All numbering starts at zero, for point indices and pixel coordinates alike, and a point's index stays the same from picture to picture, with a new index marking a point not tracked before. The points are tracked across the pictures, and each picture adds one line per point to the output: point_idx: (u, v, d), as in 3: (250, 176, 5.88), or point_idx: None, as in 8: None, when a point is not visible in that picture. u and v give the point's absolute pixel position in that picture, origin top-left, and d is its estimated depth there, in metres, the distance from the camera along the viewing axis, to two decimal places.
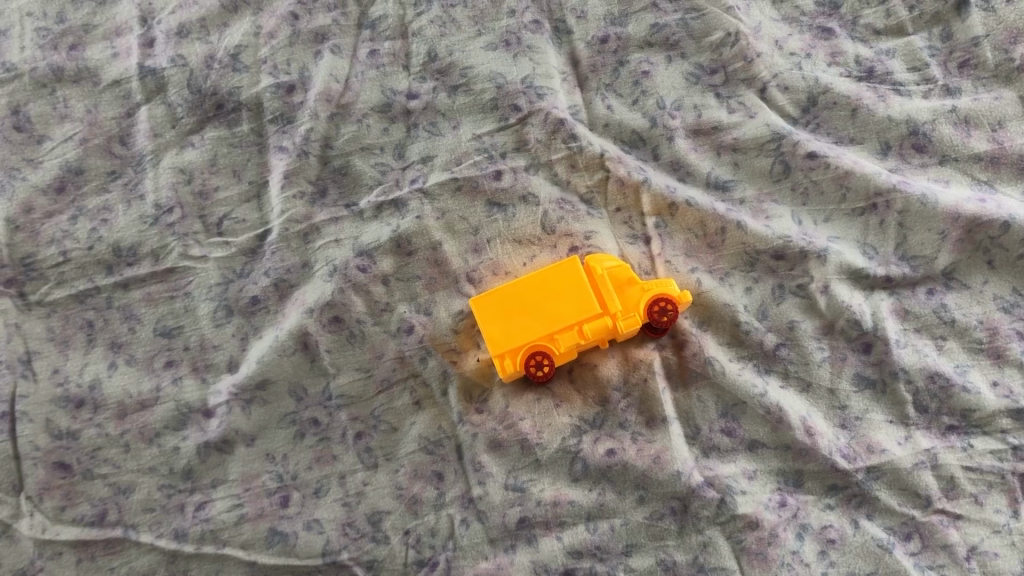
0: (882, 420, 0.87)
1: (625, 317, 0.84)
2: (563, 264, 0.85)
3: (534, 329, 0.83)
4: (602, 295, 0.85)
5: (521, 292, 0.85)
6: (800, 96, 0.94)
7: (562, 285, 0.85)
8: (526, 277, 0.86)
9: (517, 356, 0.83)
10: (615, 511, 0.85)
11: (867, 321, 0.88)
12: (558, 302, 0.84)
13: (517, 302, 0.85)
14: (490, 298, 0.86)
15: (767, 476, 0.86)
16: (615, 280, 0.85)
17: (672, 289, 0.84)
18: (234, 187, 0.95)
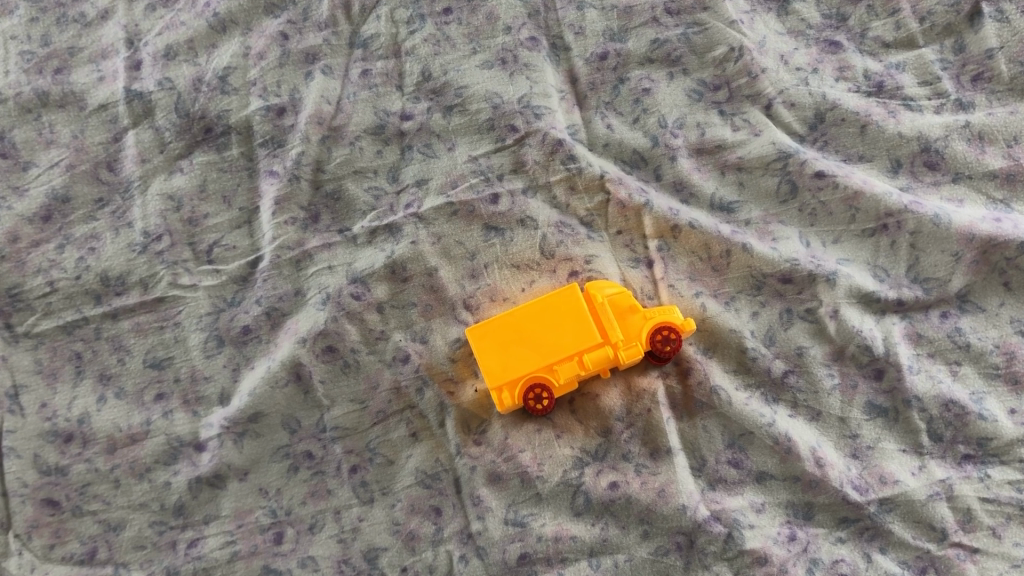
0: (895, 449, 0.84)
1: (626, 347, 0.81)
2: (562, 292, 0.82)
3: (532, 360, 0.81)
4: (602, 324, 0.82)
5: (519, 321, 0.82)
6: (806, 112, 0.91)
7: (561, 313, 0.82)
8: (524, 306, 0.83)
9: (514, 389, 0.80)
10: (619, 547, 0.82)
11: (878, 346, 0.85)
12: (558, 331, 0.81)
13: (515, 332, 0.82)
14: (487, 327, 0.83)
15: (776, 509, 0.83)
16: (615, 307, 0.82)
17: (675, 317, 0.81)
18: (225, 214, 0.93)
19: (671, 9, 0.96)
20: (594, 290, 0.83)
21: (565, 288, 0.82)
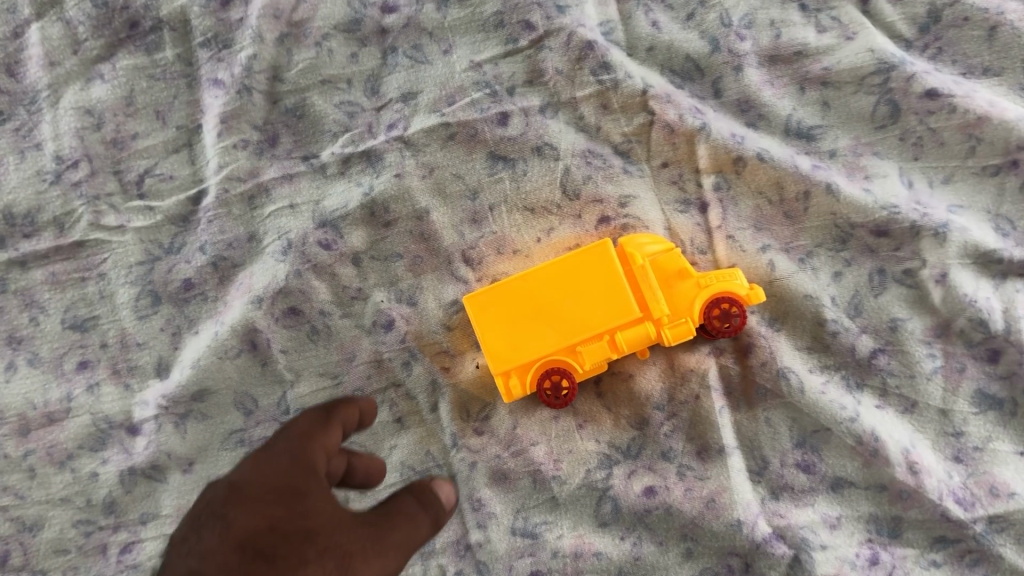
0: (1010, 451, 0.65)
1: (672, 322, 0.62)
2: (590, 249, 0.63)
3: (548, 339, 0.63)
4: (642, 292, 0.63)
5: (531, 287, 0.63)
6: (917, 9, 0.68)
7: (589, 278, 0.63)
8: (539, 267, 0.64)
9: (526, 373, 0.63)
10: (654, 568, 0.66)
11: (996, 321, 0.65)
12: (583, 302, 0.62)
13: (525, 302, 0.63)
14: (487, 295, 0.64)
15: (854, 524, 0.66)
16: (660, 270, 0.63)
17: (738, 286, 0.62)
18: (159, 134, 0.72)
19: None
20: (632, 246, 0.63)
21: (595, 245, 0.63)
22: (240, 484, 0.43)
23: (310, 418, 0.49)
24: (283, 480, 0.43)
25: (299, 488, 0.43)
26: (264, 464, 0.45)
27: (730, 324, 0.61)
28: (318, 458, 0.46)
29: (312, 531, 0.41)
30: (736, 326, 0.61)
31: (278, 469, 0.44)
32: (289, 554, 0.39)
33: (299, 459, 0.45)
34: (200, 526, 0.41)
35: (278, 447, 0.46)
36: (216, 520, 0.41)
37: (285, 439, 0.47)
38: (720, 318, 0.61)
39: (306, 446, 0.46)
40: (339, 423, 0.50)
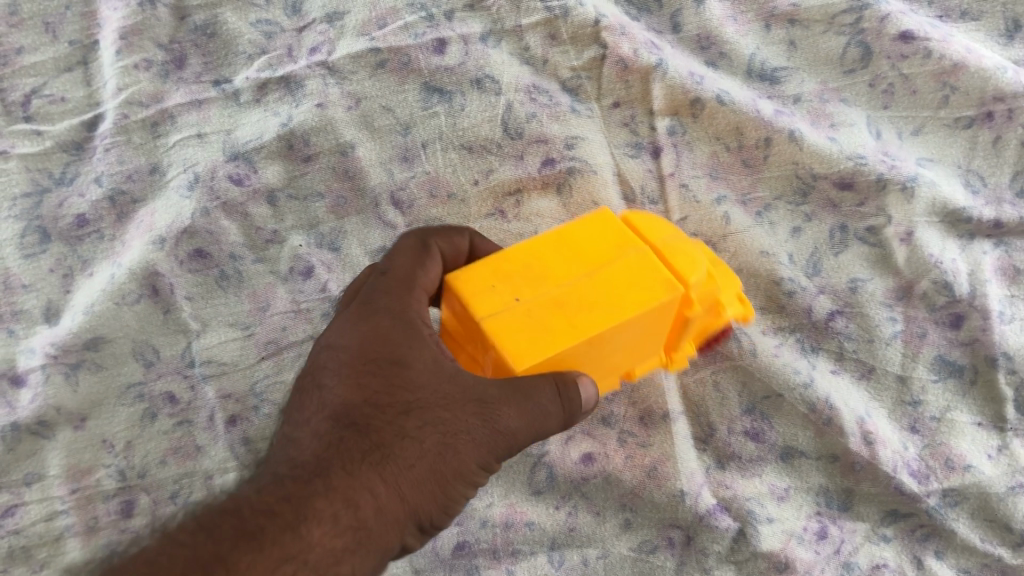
0: (968, 422, 0.62)
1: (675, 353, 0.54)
2: (666, 305, 0.46)
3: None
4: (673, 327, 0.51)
5: (589, 349, 0.46)
6: None
7: (643, 330, 0.48)
8: (599, 328, 0.45)
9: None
10: (590, 540, 0.61)
11: (960, 284, 0.62)
12: (622, 349, 0.49)
13: (565, 362, 0.46)
14: (524, 365, 0.44)
15: (804, 497, 0.61)
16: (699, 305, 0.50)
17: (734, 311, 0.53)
18: (49, 49, 0.65)
19: None
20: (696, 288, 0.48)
21: (671, 300, 0.46)
22: (367, 313, 0.47)
23: (405, 257, 0.50)
24: (397, 341, 0.46)
25: (400, 354, 0.45)
26: (383, 302, 0.48)
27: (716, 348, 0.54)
28: (414, 318, 0.47)
29: (422, 403, 0.44)
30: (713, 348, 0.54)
31: (390, 316, 0.47)
32: (382, 429, 0.43)
33: (403, 322, 0.47)
34: (314, 385, 0.46)
35: (392, 280, 0.49)
36: (344, 354, 0.46)
37: (386, 291, 0.48)
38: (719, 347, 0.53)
39: (410, 304, 0.48)
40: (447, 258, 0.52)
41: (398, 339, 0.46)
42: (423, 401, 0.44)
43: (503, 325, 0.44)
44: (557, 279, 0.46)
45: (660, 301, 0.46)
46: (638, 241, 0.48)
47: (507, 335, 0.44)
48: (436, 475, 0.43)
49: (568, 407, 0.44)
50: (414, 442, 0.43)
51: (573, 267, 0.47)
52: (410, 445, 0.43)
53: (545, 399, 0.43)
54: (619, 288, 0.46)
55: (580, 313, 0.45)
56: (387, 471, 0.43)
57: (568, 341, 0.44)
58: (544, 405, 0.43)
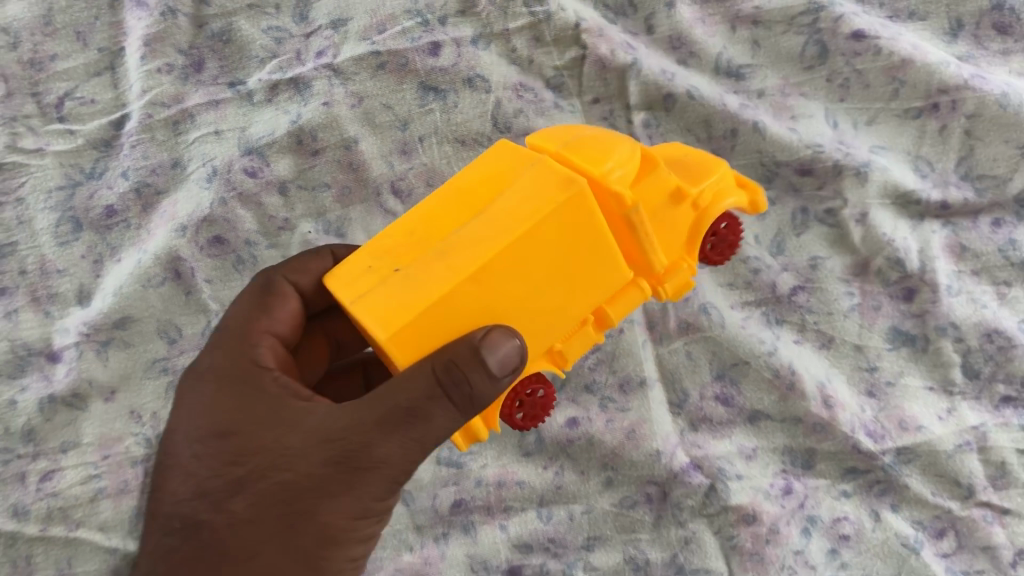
0: (919, 386, 0.68)
1: (673, 273, 0.49)
2: (563, 206, 0.44)
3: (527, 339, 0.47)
4: (631, 247, 0.47)
5: (490, 281, 0.44)
6: None
7: (565, 243, 0.45)
8: (493, 253, 0.44)
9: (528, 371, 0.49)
10: (575, 496, 0.67)
11: (911, 261, 0.68)
12: (564, 277, 0.46)
13: (465, 310, 0.44)
14: (407, 329, 0.44)
15: (770, 456, 0.68)
16: (652, 206, 0.47)
17: (738, 198, 0.50)
18: (79, 55, 0.70)
19: None
20: (616, 181, 0.45)
21: (574, 197, 0.44)
22: (204, 372, 0.53)
23: (246, 309, 0.56)
24: (230, 400, 0.50)
25: (229, 430, 0.49)
26: (214, 359, 0.53)
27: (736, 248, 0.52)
28: (244, 364, 0.52)
29: (259, 471, 0.48)
30: (733, 252, 0.52)
31: (219, 366, 0.52)
32: (230, 509, 0.48)
33: (236, 386, 0.51)
34: (172, 466, 0.51)
35: (225, 333, 0.55)
36: (184, 439, 0.51)
37: (223, 356, 0.53)
38: (722, 248, 0.51)
39: (239, 348, 0.53)
40: (288, 290, 0.57)
41: (235, 394, 0.50)
42: (258, 462, 0.48)
43: (380, 291, 0.45)
44: (440, 234, 0.46)
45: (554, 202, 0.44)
46: (534, 154, 0.47)
47: (376, 309, 0.44)
48: (308, 534, 0.47)
49: (478, 368, 0.43)
50: (267, 504, 0.47)
51: (459, 214, 0.47)
52: (259, 524, 0.48)
53: (417, 393, 0.43)
54: (507, 209, 0.45)
55: (456, 254, 0.44)
56: (241, 553, 0.48)
57: (448, 286, 0.44)
58: (440, 369, 0.43)
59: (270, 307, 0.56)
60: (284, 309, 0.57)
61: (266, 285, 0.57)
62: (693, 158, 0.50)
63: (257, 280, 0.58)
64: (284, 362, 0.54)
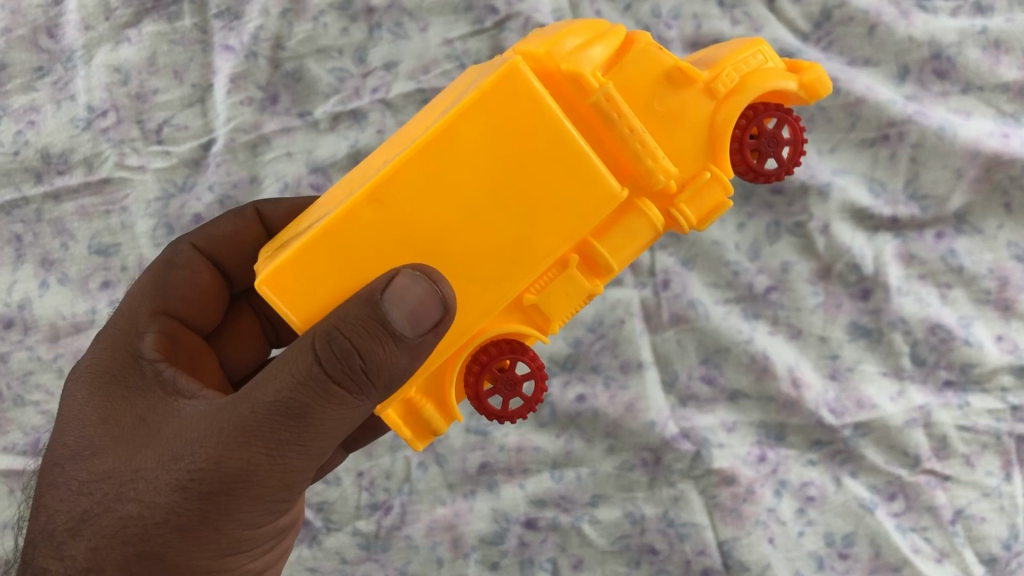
0: (875, 371, 0.81)
1: (699, 192, 0.44)
2: (491, 90, 0.41)
3: (476, 266, 0.44)
4: (623, 159, 0.44)
5: (405, 192, 0.42)
6: (812, 8, 0.82)
7: (500, 146, 0.42)
8: (400, 162, 0.42)
9: (499, 330, 0.45)
10: (582, 460, 0.80)
11: (867, 265, 0.81)
12: (514, 193, 0.43)
13: (383, 228, 0.43)
14: (296, 267, 0.42)
15: (747, 428, 0.80)
16: (640, 90, 0.43)
17: (789, 82, 0.44)
18: (176, 89, 0.84)
19: None
20: (560, 58, 0.42)
21: (500, 76, 0.41)
22: (86, 371, 0.55)
23: (144, 301, 0.61)
24: (106, 404, 0.52)
25: (93, 440, 0.50)
26: (97, 356, 0.56)
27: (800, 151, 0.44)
28: (130, 359, 0.55)
29: (122, 488, 0.47)
30: (799, 158, 0.44)
31: (101, 361, 0.55)
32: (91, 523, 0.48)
33: (120, 387, 0.53)
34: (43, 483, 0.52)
35: (119, 319, 0.59)
36: (51, 457, 0.52)
37: (110, 351, 0.56)
38: (773, 156, 0.44)
39: (125, 342, 0.57)
40: (190, 265, 0.63)
41: (125, 374, 0.54)
42: (112, 482, 0.48)
43: (287, 245, 0.45)
44: (370, 171, 0.46)
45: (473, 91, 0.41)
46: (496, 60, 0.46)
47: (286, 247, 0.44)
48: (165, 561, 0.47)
49: (383, 314, 0.41)
50: (109, 545, 0.47)
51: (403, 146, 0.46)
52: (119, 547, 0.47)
53: (300, 359, 0.43)
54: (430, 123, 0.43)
55: (374, 172, 0.43)
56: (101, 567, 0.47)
57: (348, 202, 0.42)
58: (340, 326, 0.41)
59: (170, 281, 0.61)
60: (187, 278, 0.62)
61: (172, 259, 0.63)
62: (726, 47, 0.47)
63: (165, 255, 0.64)
64: (168, 350, 0.57)
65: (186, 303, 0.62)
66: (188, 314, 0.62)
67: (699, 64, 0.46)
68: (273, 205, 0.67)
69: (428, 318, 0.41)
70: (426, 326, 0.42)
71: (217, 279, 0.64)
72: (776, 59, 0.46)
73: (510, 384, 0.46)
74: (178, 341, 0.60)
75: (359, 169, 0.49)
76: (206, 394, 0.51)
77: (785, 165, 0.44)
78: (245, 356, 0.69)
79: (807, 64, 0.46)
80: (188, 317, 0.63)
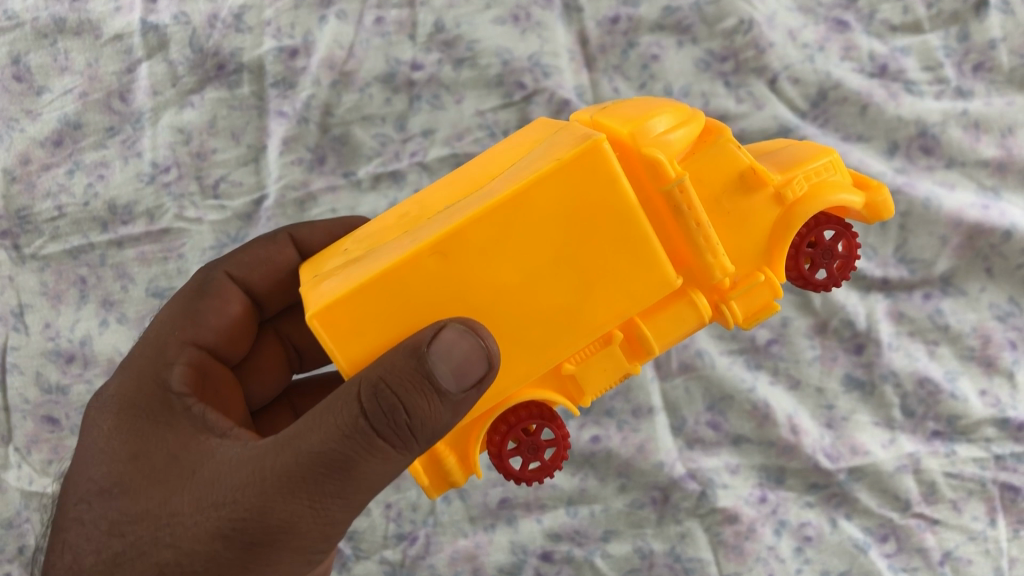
0: (868, 421, 0.87)
1: (751, 292, 0.48)
2: (569, 167, 0.43)
3: (526, 329, 0.46)
4: (679, 243, 0.47)
5: (473, 253, 0.44)
6: (810, 89, 0.91)
7: (568, 216, 0.44)
8: (476, 217, 0.44)
9: (533, 396, 0.49)
10: (596, 497, 0.86)
11: (860, 322, 0.88)
12: (575, 265, 0.46)
13: (448, 281, 0.45)
14: (346, 313, 0.44)
15: (749, 471, 0.86)
16: (713, 181, 0.47)
17: (854, 198, 0.49)
18: (233, 149, 0.93)
19: None
20: (647, 141, 0.45)
21: (581, 151, 0.43)
22: (113, 399, 0.56)
23: (171, 332, 0.62)
24: (139, 439, 0.52)
25: (123, 478, 0.51)
26: (125, 387, 0.57)
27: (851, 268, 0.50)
28: (163, 391, 0.55)
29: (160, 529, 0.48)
30: (846, 275, 0.50)
31: (128, 393, 0.56)
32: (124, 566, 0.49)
33: (153, 420, 0.53)
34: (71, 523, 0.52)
35: (146, 348, 0.60)
36: (77, 492, 0.52)
37: (137, 383, 0.57)
38: (825, 267, 0.50)
39: (151, 373, 0.57)
40: (222, 295, 0.65)
41: (155, 407, 0.54)
42: (147, 524, 0.48)
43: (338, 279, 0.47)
44: (432, 218, 0.48)
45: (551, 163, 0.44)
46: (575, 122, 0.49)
47: (346, 278, 0.46)
48: None
49: (430, 368, 0.43)
50: None
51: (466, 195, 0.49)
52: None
53: (346, 407, 0.44)
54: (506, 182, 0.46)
55: (442, 225, 0.45)
56: None
57: (413, 249, 0.44)
58: (386, 375, 0.43)
59: (201, 311, 0.63)
60: (218, 308, 0.64)
61: (203, 288, 0.65)
62: (801, 150, 0.51)
63: (195, 283, 0.66)
64: (197, 383, 0.58)
65: (218, 335, 0.64)
66: (218, 344, 0.64)
67: (772, 163, 0.50)
68: (309, 228, 0.70)
69: (475, 383, 0.44)
70: (468, 387, 0.44)
71: (247, 308, 0.67)
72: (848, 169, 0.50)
73: (534, 447, 0.49)
74: (208, 373, 0.61)
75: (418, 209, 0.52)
76: (237, 434, 0.51)
77: (833, 277, 0.50)
78: (268, 382, 0.72)
79: (874, 183, 0.52)
80: (216, 347, 0.64)
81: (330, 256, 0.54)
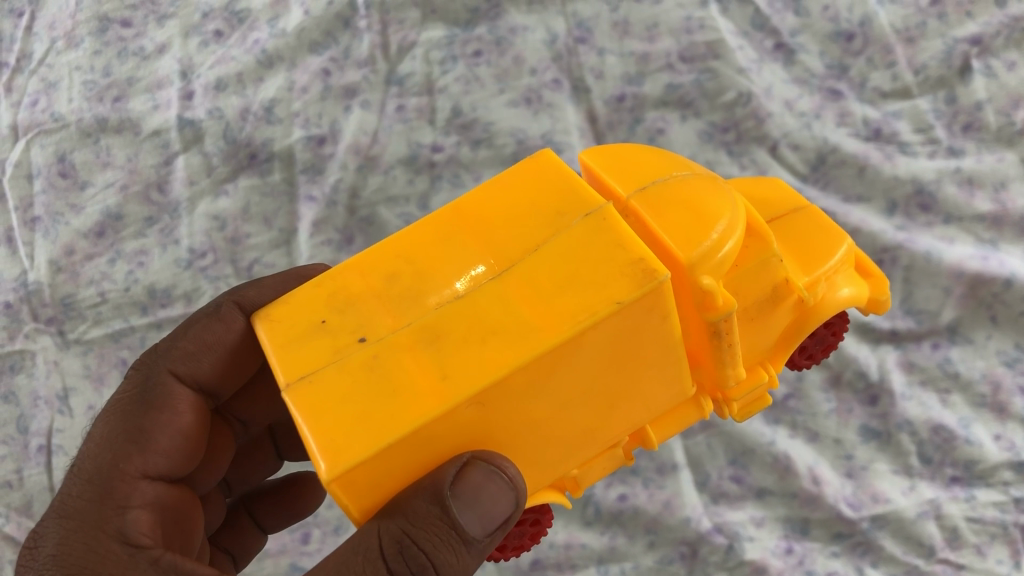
0: (887, 470, 0.89)
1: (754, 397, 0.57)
2: (625, 309, 0.45)
3: (548, 443, 0.50)
4: (702, 353, 0.53)
5: (516, 386, 0.45)
6: (809, 154, 0.97)
7: (603, 353, 0.47)
8: (519, 361, 0.44)
9: (544, 498, 0.54)
10: (626, 555, 0.88)
11: (872, 373, 0.92)
12: (596, 392, 0.49)
13: (484, 416, 0.46)
14: (370, 465, 0.44)
15: (774, 523, 0.88)
16: (747, 294, 0.53)
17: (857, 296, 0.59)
18: (266, 234, 0.99)
19: (686, 55, 1.00)
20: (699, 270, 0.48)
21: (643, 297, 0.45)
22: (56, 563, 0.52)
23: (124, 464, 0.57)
24: None
25: None
26: (68, 550, 0.53)
27: (830, 354, 0.65)
28: (120, 548, 0.53)
29: None
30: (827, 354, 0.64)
31: (75, 556, 0.52)
32: None
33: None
34: None
35: (88, 490, 0.56)
36: None
37: (86, 543, 0.53)
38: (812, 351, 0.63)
39: (100, 523, 0.54)
40: (172, 404, 0.61)
41: (114, 569, 0.51)
42: None
43: (345, 398, 0.45)
44: (437, 312, 0.47)
45: (610, 304, 0.45)
46: (588, 209, 0.48)
47: (367, 410, 0.44)
48: None
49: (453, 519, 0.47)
50: None
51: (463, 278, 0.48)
52: None
53: (368, 564, 0.47)
54: (537, 309, 0.46)
55: (477, 354, 0.45)
56: None
57: (455, 395, 0.44)
58: (410, 531, 0.46)
59: (152, 433, 0.59)
60: (168, 422, 0.60)
61: (149, 399, 0.61)
62: (812, 237, 0.58)
63: (141, 392, 0.62)
64: (157, 529, 0.55)
65: (173, 455, 0.59)
66: (175, 467, 0.59)
67: (788, 251, 0.57)
68: (254, 289, 0.65)
69: (504, 514, 0.48)
70: (495, 522, 0.49)
71: (200, 409, 0.63)
72: (851, 261, 0.61)
73: (521, 533, 0.59)
74: (169, 506, 0.58)
75: (404, 256, 0.49)
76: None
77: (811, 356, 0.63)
78: (213, 472, 0.67)
79: (874, 272, 0.63)
80: (172, 469, 0.59)
81: (288, 296, 0.50)
